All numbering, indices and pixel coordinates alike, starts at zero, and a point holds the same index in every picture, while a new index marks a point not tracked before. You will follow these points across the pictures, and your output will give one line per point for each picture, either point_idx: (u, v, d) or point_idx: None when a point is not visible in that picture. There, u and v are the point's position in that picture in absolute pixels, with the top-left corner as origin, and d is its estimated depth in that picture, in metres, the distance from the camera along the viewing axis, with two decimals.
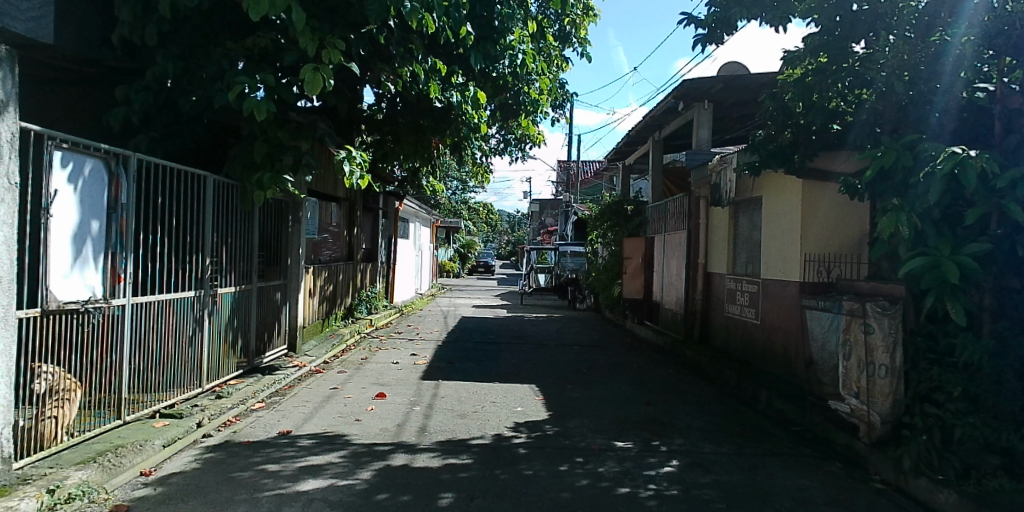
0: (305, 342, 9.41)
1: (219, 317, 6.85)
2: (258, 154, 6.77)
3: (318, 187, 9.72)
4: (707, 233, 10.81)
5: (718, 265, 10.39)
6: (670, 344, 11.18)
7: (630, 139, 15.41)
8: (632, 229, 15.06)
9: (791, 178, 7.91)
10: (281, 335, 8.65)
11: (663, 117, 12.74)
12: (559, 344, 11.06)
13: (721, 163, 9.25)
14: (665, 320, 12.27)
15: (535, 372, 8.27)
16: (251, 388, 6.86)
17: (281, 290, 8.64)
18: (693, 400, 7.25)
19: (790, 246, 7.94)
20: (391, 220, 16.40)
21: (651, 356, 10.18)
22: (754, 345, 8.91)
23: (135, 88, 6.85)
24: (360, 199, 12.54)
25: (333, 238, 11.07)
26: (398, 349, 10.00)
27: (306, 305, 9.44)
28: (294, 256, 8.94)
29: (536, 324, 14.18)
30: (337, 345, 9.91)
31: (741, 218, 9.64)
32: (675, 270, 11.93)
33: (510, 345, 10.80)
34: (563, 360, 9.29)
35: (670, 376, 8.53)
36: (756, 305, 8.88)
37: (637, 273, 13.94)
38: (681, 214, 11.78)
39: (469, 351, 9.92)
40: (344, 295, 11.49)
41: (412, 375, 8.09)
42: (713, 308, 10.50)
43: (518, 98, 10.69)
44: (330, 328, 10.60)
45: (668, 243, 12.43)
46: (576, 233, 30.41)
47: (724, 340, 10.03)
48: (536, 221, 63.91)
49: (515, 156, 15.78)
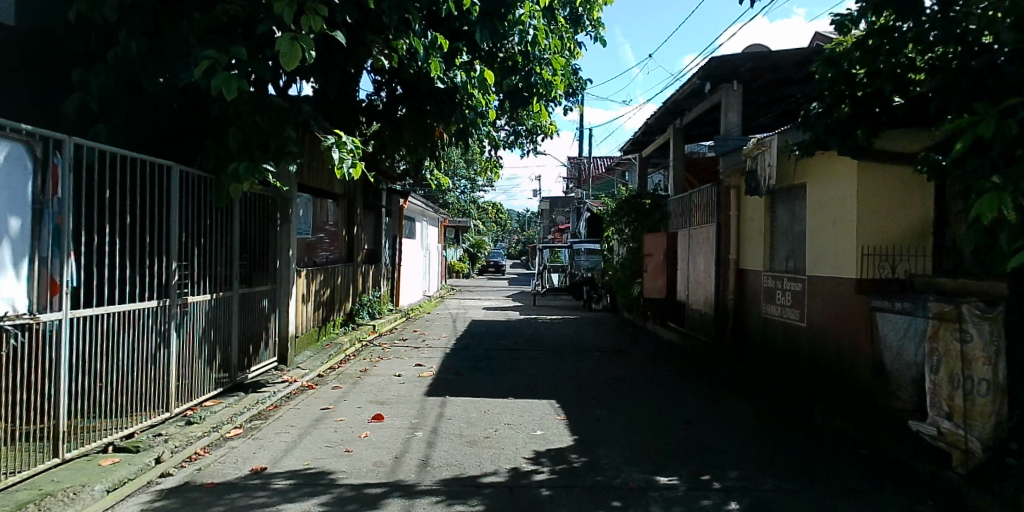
0: (298, 353, 8.52)
1: (192, 330, 5.96)
2: (234, 140, 5.87)
3: (310, 181, 8.83)
4: (739, 226, 9.82)
5: (753, 262, 9.41)
6: (699, 349, 10.19)
7: (648, 128, 14.43)
8: (652, 224, 14.06)
9: (843, 160, 6.93)
10: (269, 347, 7.76)
11: (686, 101, 11.78)
12: (578, 350, 10.09)
13: (758, 147, 8.27)
14: (692, 322, 11.26)
15: (554, 385, 7.32)
16: (229, 410, 5.98)
17: (270, 296, 7.77)
18: (738, 418, 6.28)
19: (843, 238, 6.96)
20: (395, 219, 15.49)
21: (680, 363, 9.19)
22: (800, 350, 7.92)
23: (94, 71, 5.99)
24: (360, 195, 11.65)
25: (329, 238, 10.16)
26: (402, 359, 9.08)
27: (299, 312, 8.55)
28: (284, 258, 8.07)
29: (551, 327, 13.22)
30: (334, 355, 9.02)
31: (779, 209, 8.66)
32: (702, 267, 10.93)
33: (524, 352, 9.85)
34: (584, 370, 8.35)
35: (707, 389, 7.55)
36: (802, 306, 7.90)
37: (659, 271, 12.93)
38: (709, 206, 10.79)
39: (479, 360, 9.00)
40: (343, 300, 10.59)
41: (416, 389, 7.19)
42: (747, 309, 9.51)
43: (529, 80, 9.65)
44: (327, 336, 9.71)
45: (693, 238, 11.44)
46: (589, 230, 29.41)
47: (761, 344, 9.03)
48: (546, 219, 62.94)
49: (526, 149, 14.83)
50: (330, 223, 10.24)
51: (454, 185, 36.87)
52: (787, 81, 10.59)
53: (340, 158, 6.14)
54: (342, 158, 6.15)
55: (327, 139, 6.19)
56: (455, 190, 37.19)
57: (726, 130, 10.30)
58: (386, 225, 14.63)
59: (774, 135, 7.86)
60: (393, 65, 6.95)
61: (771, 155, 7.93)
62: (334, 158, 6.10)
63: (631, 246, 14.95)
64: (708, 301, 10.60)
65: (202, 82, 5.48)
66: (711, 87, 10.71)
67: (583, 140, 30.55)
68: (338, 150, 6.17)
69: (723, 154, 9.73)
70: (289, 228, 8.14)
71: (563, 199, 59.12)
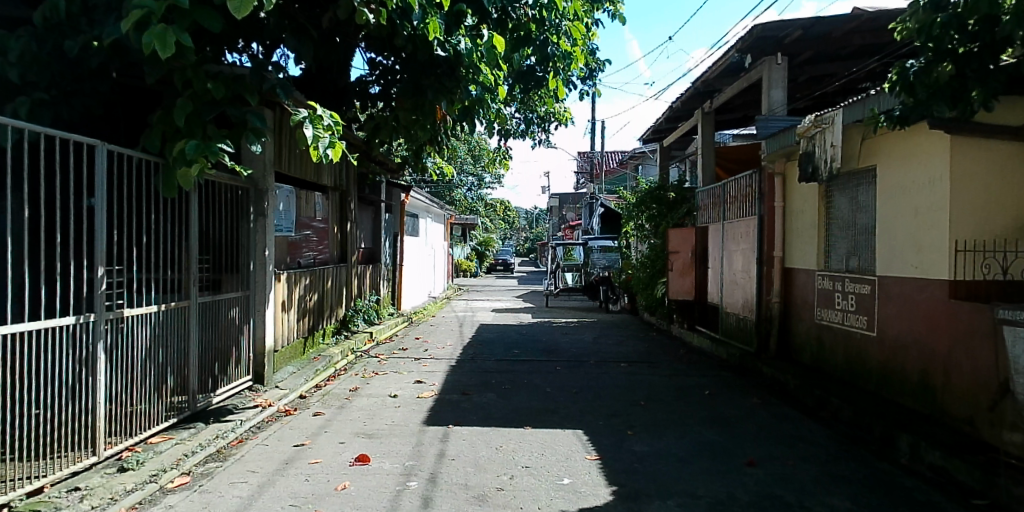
0: (278, 368, 7.35)
1: (130, 350, 4.78)
2: (181, 114, 4.68)
3: (292, 170, 7.66)
4: (784, 219, 8.60)
5: (803, 260, 8.16)
6: (739, 359, 8.94)
7: (672, 115, 13.22)
8: (678, 219, 12.78)
9: (931, 133, 5.69)
10: (240, 365, 6.59)
11: (718, 80, 10.59)
12: (601, 361, 8.86)
13: (815, 125, 6.96)
14: (728, 328, 10.00)
15: (579, 411, 6.09)
16: (177, 451, 4.80)
17: (243, 302, 6.63)
18: (812, 457, 5.04)
19: (931, 231, 5.71)
20: (396, 216, 14.30)
21: (722, 376, 7.95)
22: (869, 365, 6.67)
23: (12, 34, 4.83)
24: (355, 189, 10.47)
25: (318, 236, 8.95)
26: (399, 375, 7.89)
27: (279, 323, 7.35)
28: (259, 259, 6.92)
29: (568, 333, 11.99)
30: (322, 370, 7.86)
31: (839, 198, 7.41)
32: (739, 266, 9.67)
33: (540, 364, 8.64)
34: (611, 389, 7.13)
35: (762, 415, 6.30)
36: (871, 313, 6.66)
37: (687, 270, 11.67)
38: (746, 196, 9.53)
39: (489, 375, 7.81)
40: (335, 306, 9.40)
41: (414, 416, 6.00)
42: (798, 313, 8.26)
43: (545, 50, 8.51)
44: (316, 348, 8.54)
45: (728, 233, 10.19)
46: (601, 227, 28.14)
47: (816, 354, 7.80)
48: (556, 216, 61.65)
49: (538, 137, 13.54)
50: (320, 218, 9.04)
51: (461, 182, 35.66)
52: (834, 51, 9.37)
53: (316, 137, 4.88)
54: (319, 136, 4.89)
55: (298, 112, 4.93)
56: (461, 187, 35.98)
57: (768, 110, 9.03)
58: (386, 223, 13.44)
59: (838, 109, 6.58)
60: (382, 22, 5.60)
61: (835, 132, 6.62)
62: (309, 137, 4.84)
63: (653, 242, 13.69)
64: (747, 305, 9.34)
65: (136, 39, 4.30)
66: (751, 61, 9.40)
67: (595, 133, 29.25)
68: (312, 127, 4.92)
69: (765, 138, 8.51)
70: (267, 224, 6.99)
71: (574, 195, 57.63)
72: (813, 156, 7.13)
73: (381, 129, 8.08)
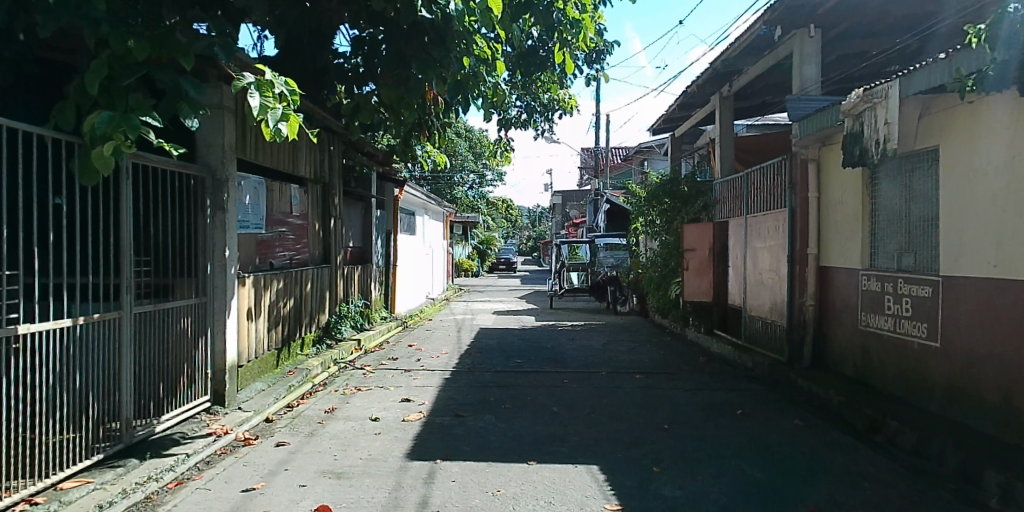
0: (244, 386, 6.40)
1: (30, 377, 3.80)
2: (93, 79, 3.71)
3: (260, 158, 6.70)
4: (820, 211, 7.63)
5: (845, 257, 7.16)
6: (769, 369, 7.94)
7: (686, 101, 12.22)
8: (693, 213, 11.79)
9: (1014, 103, 4.70)
10: (195, 384, 5.62)
11: (741, 57, 9.60)
12: (614, 372, 7.89)
13: (865, 100, 5.97)
14: (754, 333, 9.00)
15: (592, 441, 5.10)
16: (92, 499, 3.82)
17: (196, 310, 5.67)
18: (885, 504, 4.04)
19: (1015, 222, 4.72)
20: (389, 213, 13.34)
21: (753, 391, 6.97)
22: (933, 381, 5.66)
23: None
24: (340, 183, 9.50)
25: (295, 234, 7.98)
26: (385, 391, 6.91)
27: (245, 333, 6.37)
28: (218, 261, 5.95)
29: (575, 338, 11.00)
30: (297, 387, 6.91)
31: (890, 186, 6.41)
32: (766, 265, 8.67)
33: (544, 377, 7.65)
34: (628, 408, 6.14)
35: (809, 445, 5.31)
36: (932, 320, 5.67)
37: (704, 270, 10.66)
38: (774, 187, 8.54)
39: (487, 392, 6.83)
40: (316, 312, 8.44)
41: (395, 447, 5.02)
42: (838, 318, 7.27)
43: (549, 18, 7.53)
44: (292, 361, 7.58)
45: (753, 229, 9.19)
46: (607, 224, 27.11)
47: (862, 365, 6.80)
48: (560, 213, 60.90)
49: (541, 128, 12.54)
50: (297, 214, 8.06)
51: (462, 179, 34.70)
52: (873, 21, 8.35)
53: (264, 108, 3.91)
54: (267, 107, 3.92)
55: (241, 77, 3.96)
56: (462, 184, 35.02)
57: (800, 88, 8.04)
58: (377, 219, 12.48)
59: (895, 79, 5.59)
60: None
61: (891, 108, 5.62)
62: (254, 107, 3.86)
63: (665, 239, 12.69)
64: (776, 309, 8.34)
65: None
66: (780, 34, 8.38)
67: (600, 126, 28.18)
68: (259, 95, 3.94)
69: (799, 118, 7.52)
70: (228, 219, 6.02)
71: (578, 192, 56.58)
72: (861, 136, 6.13)
73: (362, 110, 7.11)
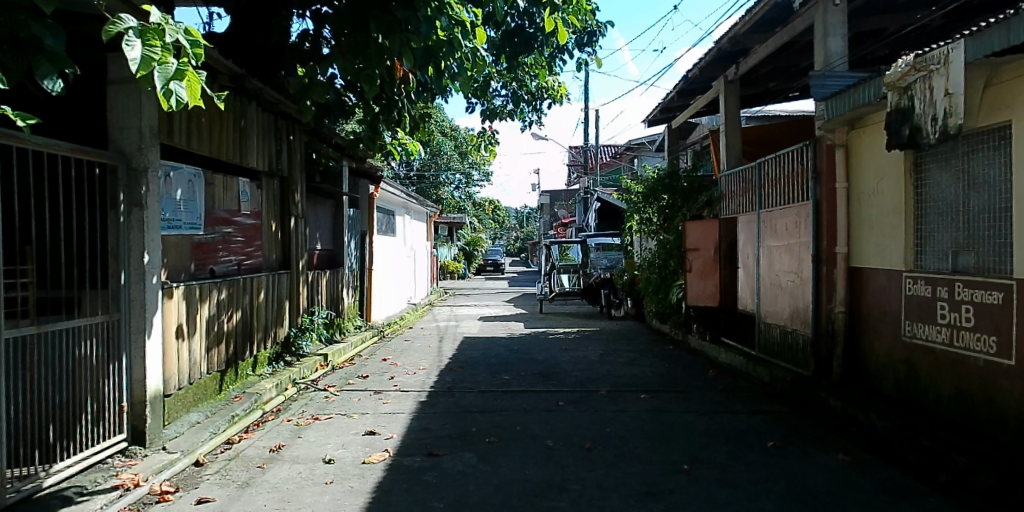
0: (174, 419, 5.28)
1: None
2: None
3: (196, 145, 5.60)
4: (852, 205, 6.65)
5: (886, 256, 6.15)
6: (792, 386, 6.95)
7: (687, 88, 11.23)
8: (695, 209, 10.80)
9: None
10: (102, 421, 4.49)
11: (751, 33, 8.60)
12: (616, 392, 6.87)
13: (919, 68, 4.97)
14: (770, 343, 8.00)
15: (598, 491, 4.06)
16: None
17: (106, 331, 4.54)
18: None
19: None
20: (364, 212, 12.22)
21: (780, 416, 5.97)
22: (1008, 407, 4.65)
23: None
24: (302, 178, 8.38)
25: (245, 235, 6.84)
26: (347, 422, 5.81)
27: (174, 356, 5.21)
28: (137, 269, 4.78)
29: (567, 349, 9.98)
30: (243, 417, 5.80)
31: (944, 172, 5.40)
32: (785, 266, 7.69)
33: (537, 398, 6.60)
34: (638, 442, 5.09)
35: (865, 489, 4.30)
36: (1006, 331, 4.66)
37: (709, 271, 9.66)
38: (794, 178, 7.55)
39: (469, 420, 5.77)
40: (273, 326, 7.33)
41: (349, 503, 3.94)
42: (877, 328, 6.27)
43: None
44: (240, 384, 6.48)
45: (767, 226, 8.21)
46: (598, 224, 26.20)
47: (909, 384, 5.80)
48: (548, 214, 60.00)
49: (529, 118, 11.50)
50: (248, 212, 6.92)
51: (448, 179, 33.67)
52: None
53: (148, 60, 2.82)
54: (154, 60, 2.84)
55: (119, 19, 2.84)
56: (449, 185, 33.97)
57: (824, 64, 7.05)
58: (350, 219, 11.37)
59: (959, 41, 4.62)
60: None
61: (953, 75, 4.66)
62: (134, 60, 2.77)
63: (665, 238, 11.69)
64: (798, 316, 7.35)
65: None
66: (799, 4, 7.38)
67: (589, 123, 27.22)
68: (142, 43, 2.84)
69: (829, 97, 6.50)
70: (150, 217, 4.89)
71: (566, 192, 55.56)
72: (912, 113, 5.15)
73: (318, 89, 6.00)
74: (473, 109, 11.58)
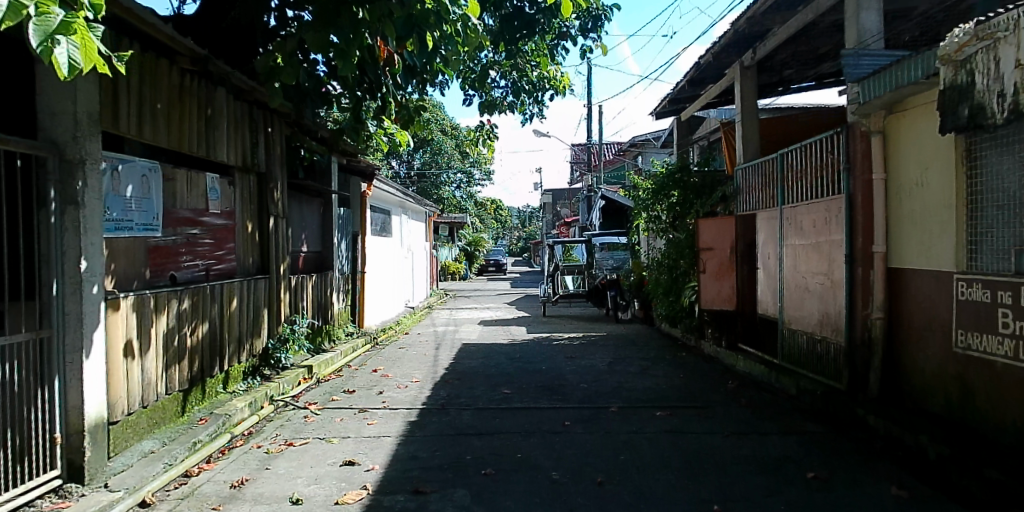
0: (122, 449, 4.58)
1: None
2: None
3: (150, 135, 4.93)
4: (891, 199, 5.96)
5: (932, 256, 5.42)
6: (824, 401, 6.25)
7: (699, 76, 10.51)
8: (709, 206, 10.09)
9: None
10: (27, 457, 3.77)
11: (772, 13, 7.87)
12: (628, 408, 6.18)
13: (983, 36, 4.24)
14: (796, 352, 7.32)
15: None
16: None
17: (29, 352, 3.80)
18: None
19: None
20: (356, 211, 11.55)
21: (817, 440, 5.26)
22: None
23: None
24: (283, 174, 7.70)
25: (215, 238, 6.17)
26: (325, 448, 5.13)
27: (122, 377, 4.51)
28: (71, 277, 4.06)
29: (573, 356, 9.28)
30: (206, 443, 5.11)
31: (997, 157, 4.68)
32: (813, 267, 7.00)
33: (540, 417, 5.92)
34: (657, 475, 4.41)
35: None
36: None
37: (724, 273, 9.00)
38: (822, 170, 6.84)
39: (463, 446, 5.08)
40: (249, 338, 6.66)
41: None
42: (921, 338, 5.54)
43: None
44: (208, 404, 5.80)
45: (791, 223, 7.51)
46: (603, 223, 25.45)
47: (963, 402, 5.06)
48: (550, 212, 59.35)
49: (530, 111, 10.80)
50: (218, 211, 6.25)
51: (449, 177, 33.05)
52: None
53: (16, 9, 2.08)
54: (23, 7, 2.09)
55: None
56: (450, 184, 33.38)
57: (857, 42, 6.33)
58: (341, 219, 10.71)
59: None
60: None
61: None
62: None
63: (675, 237, 11.00)
64: (829, 323, 6.66)
65: None
66: None
67: (592, 119, 26.53)
68: None
69: (864, 77, 5.79)
70: (90, 218, 4.22)
71: (568, 191, 54.88)
72: (971, 90, 4.43)
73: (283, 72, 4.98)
74: (470, 102, 10.87)
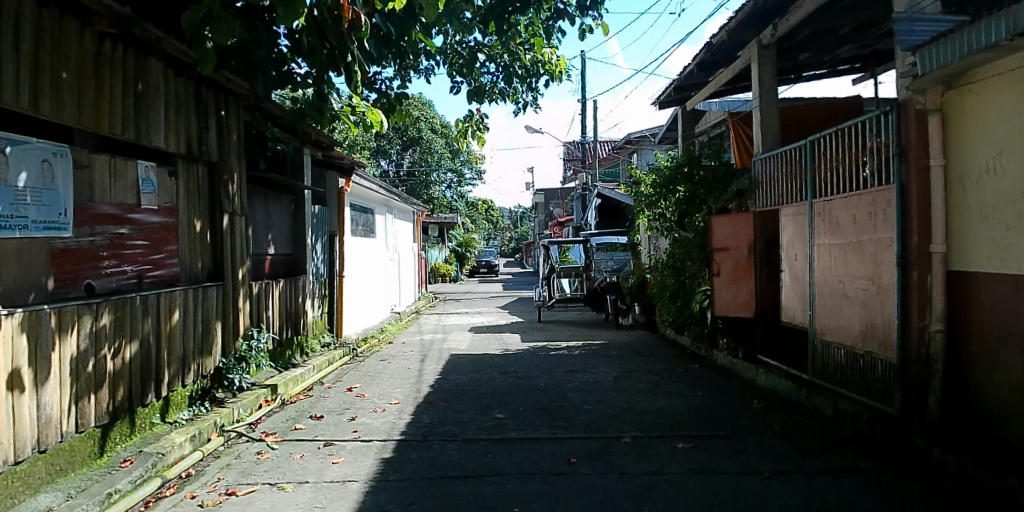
0: (8, 509, 3.51)
1: None
2: None
3: (49, 109, 3.91)
4: (952, 190, 5.04)
5: (1008, 257, 4.49)
6: (872, 427, 5.33)
7: (709, 59, 9.59)
8: (723, 201, 9.15)
9: None
10: None
11: None
12: (643, 438, 5.22)
13: None
14: (831, 368, 6.40)
15: None
16: None
17: None
18: None
19: None
20: (332, 210, 10.55)
21: (878, 481, 4.32)
22: None
23: None
24: (240, 165, 6.69)
25: (150, 239, 5.17)
26: (275, 498, 4.13)
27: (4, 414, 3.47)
28: None
29: (574, 370, 8.33)
30: (128, 493, 4.08)
31: None
32: (853, 271, 6.08)
33: (540, 451, 4.96)
34: None
35: None
36: None
37: (741, 276, 8.09)
38: (864, 159, 5.91)
39: (447, 493, 4.12)
40: (196, 357, 5.66)
41: None
42: (995, 354, 4.60)
43: None
44: (137, 441, 4.78)
45: (824, 220, 6.59)
46: (599, 223, 24.46)
47: None
48: (541, 213, 58.36)
49: (523, 98, 9.83)
50: (155, 207, 5.25)
51: (439, 177, 32.02)
52: None
53: None
54: None
55: None
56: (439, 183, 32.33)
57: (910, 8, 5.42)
58: (315, 217, 9.69)
59: None
60: None
61: None
62: None
63: (682, 236, 10.07)
64: (874, 335, 5.74)
65: None
66: None
67: (586, 115, 25.62)
68: None
69: (919, 45, 4.88)
70: None
71: (562, 191, 53.83)
72: None
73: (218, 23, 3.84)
74: (457, 90, 9.90)
